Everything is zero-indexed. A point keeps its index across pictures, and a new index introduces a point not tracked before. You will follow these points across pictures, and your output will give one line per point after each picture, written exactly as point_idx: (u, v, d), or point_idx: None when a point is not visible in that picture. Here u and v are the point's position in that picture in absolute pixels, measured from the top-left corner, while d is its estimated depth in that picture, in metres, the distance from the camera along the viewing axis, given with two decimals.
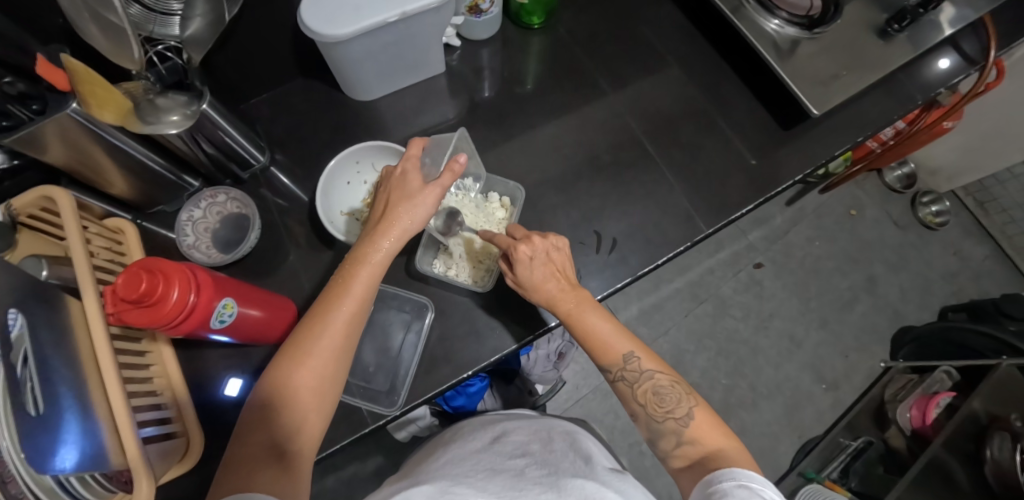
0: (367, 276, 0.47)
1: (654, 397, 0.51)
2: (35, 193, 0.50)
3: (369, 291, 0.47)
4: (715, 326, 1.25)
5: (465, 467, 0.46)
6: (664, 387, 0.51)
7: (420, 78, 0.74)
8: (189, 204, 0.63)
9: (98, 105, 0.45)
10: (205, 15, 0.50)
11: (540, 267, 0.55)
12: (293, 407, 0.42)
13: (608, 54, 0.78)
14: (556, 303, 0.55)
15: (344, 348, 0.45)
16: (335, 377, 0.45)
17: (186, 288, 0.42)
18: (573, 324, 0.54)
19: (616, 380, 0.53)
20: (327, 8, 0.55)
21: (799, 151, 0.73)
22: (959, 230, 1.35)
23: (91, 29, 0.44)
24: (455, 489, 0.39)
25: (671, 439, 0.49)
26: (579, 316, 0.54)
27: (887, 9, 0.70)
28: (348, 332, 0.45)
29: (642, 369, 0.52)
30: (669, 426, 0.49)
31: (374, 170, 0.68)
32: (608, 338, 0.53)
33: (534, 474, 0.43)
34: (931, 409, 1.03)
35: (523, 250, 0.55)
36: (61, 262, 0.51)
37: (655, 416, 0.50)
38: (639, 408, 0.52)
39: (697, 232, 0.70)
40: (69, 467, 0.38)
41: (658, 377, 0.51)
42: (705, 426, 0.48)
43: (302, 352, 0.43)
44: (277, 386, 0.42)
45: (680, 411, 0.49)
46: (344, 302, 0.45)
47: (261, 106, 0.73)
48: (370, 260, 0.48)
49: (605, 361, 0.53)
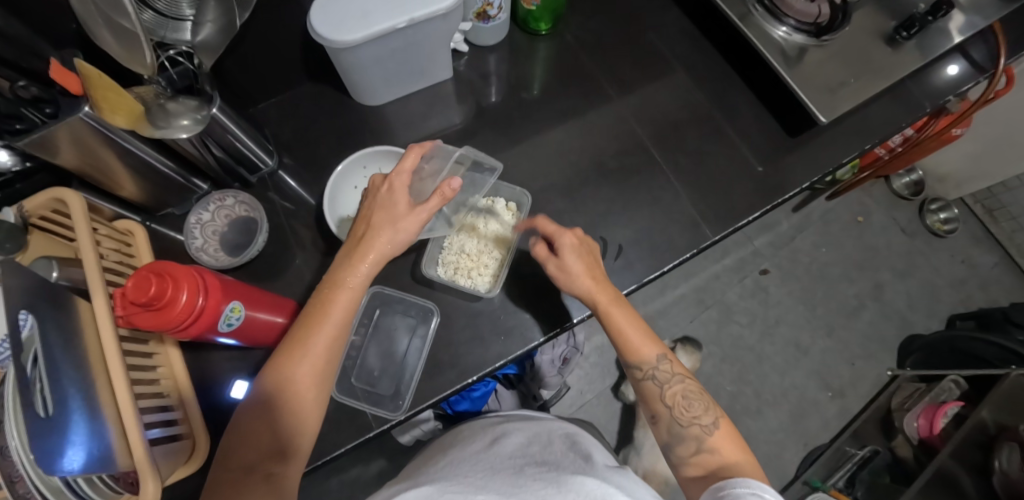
0: (347, 299, 0.47)
1: (683, 402, 0.51)
2: (46, 195, 0.50)
3: (350, 315, 0.47)
4: (721, 332, 1.24)
5: (466, 467, 0.46)
6: (692, 393, 0.51)
7: (428, 84, 0.75)
8: (197, 207, 0.63)
9: (111, 109, 0.46)
10: (216, 20, 0.50)
11: (582, 261, 0.55)
12: (276, 431, 0.43)
13: (615, 59, 0.78)
14: (593, 295, 0.54)
15: (327, 371, 0.45)
16: (318, 400, 0.45)
17: (195, 290, 0.43)
18: (609, 318, 0.54)
19: (645, 377, 0.53)
20: (336, 13, 0.56)
21: (807, 159, 0.73)
22: (967, 237, 1.34)
23: (103, 35, 0.45)
24: (453, 490, 0.39)
25: (691, 445, 0.48)
26: (611, 314, 0.54)
27: (895, 17, 0.70)
28: (328, 356, 0.45)
29: (673, 372, 0.52)
30: (692, 431, 0.49)
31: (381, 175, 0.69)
32: (641, 340, 0.54)
33: (532, 472, 0.43)
34: (940, 419, 1.03)
35: (567, 239, 0.56)
36: (72, 263, 0.52)
37: (680, 419, 0.50)
38: (662, 409, 0.52)
39: (703, 239, 0.69)
40: (76, 469, 0.39)
41: (688, 383, 0.52)
42: (726, 443, 0.48)
43: (283, 376, 0.43)
44: (260, 411, 0.43)
45: (706, 419, 0.49)
46: (323, 325, 0.46)
47: (269, 110, 0.73)
48: (348, 285, 0.48)
49: (634, 359, 0.53)
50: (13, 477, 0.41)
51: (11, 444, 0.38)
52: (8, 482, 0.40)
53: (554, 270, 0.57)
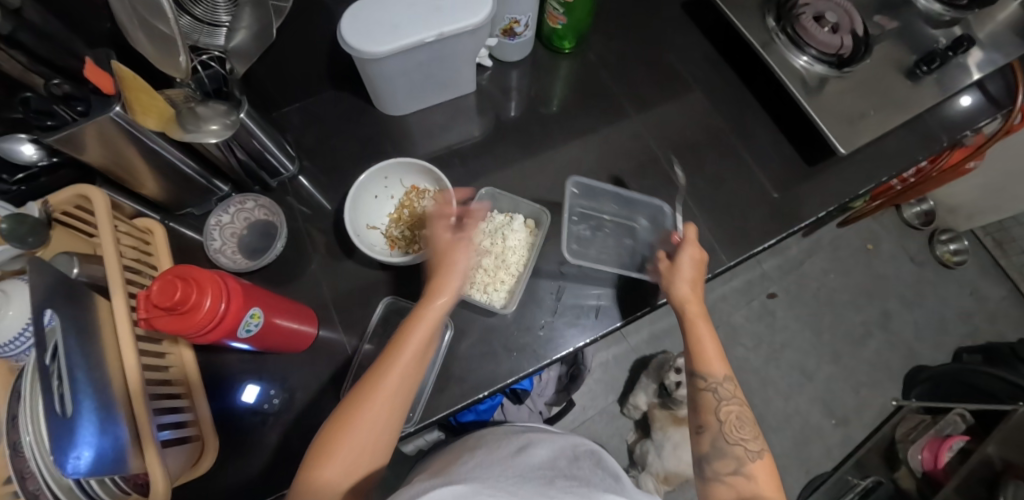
0: (424, 330, 0.48)
1: (736, 421, 0.51)
2: (71, 191, 0.51)
3: (426, 344, 0.48)
4: (725, 354, 1.23)
5: (497, 470, 0.43)
6: (746, 418, 0.52)
7: (450, 97, 0.75)
8: (218, 210, 0.64)
9: (142, 111, 0.47)
10: (250, 27, 0.52)
11: (694, 272, 0.58)
12: (348, 452, 0.43)
13: (636, 79, 0.79)
14: (685, 302, 0.57)
15: (405, 394, 0.47)
16: (390, 425, 0.46)
17: (218, 296, 0.43)
18: (693, 328, 0.56)
19: (706, 388, 0.53)
20: (364, 24, 0.56)
21: (824, 188, 0.73)
22: (976, 269, 1.34)
23: (139, 37, 0.45)
24: (487, 492, 0.37)
25: (730, 463, 0.49)
26: (697, 327, 0.56)
27: (915, 52, 0.71)
28: (405, 381, 0.46)
29: (733, 396, 0.53)
30: (736, 451, 0.49)
31: (401, 186, 0.70)
32: (714, 352, 0.54)
33: (563, 484, 0.42)
34: (944, 453, 1.03)
35: (690, 250, 0.59)
36: (91, 260, 0.52)
37: (727, 435, 0.50)
38: (713, 421, 0.52)
39: (719, 264, 0.69)
40: (77, 472, 0.37)
41: (741, 408, 0.52)
42: (765, 475, 0.48)
43: (364, 402, 0.44)
44: (337, 432, 0.44)
45: (753, 445, 0.50)
46: (403, 349, 0.47)
47: (292, 115, 0.74)
48: (427, 315, 0.49)
49: (702, 368, 0.54)
50: (24, 473, 0.40)
51: (25, 440, 0.38)
52: (18, 477, 0.40)
53: (663, 269, 0.60)
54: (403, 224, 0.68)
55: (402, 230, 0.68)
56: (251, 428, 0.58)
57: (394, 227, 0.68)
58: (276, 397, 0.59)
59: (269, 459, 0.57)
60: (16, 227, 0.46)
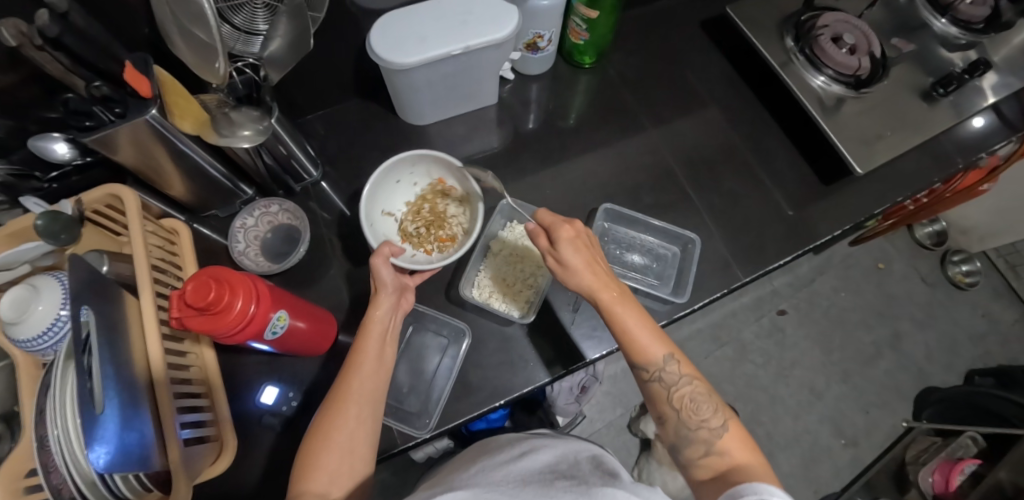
0: (375, 335, 0.49)
1: (691, 405, 0.46)
2: (102, 190, 0.52)
3: (383, 351, 0.49)
4: (734, 370, 1.23)
5: (496, 475, 0.43)
6: (700, 395, 0.47)
7: (471, 108, 0.77)
8: (243, 212, 0.66)
9: (179, 115, 0.50)
10: (286, 35, 0.54)
11: (584, 254, 0.49)
12: (330, 458, 0.44)
13: (654, 95, 0.80)
14: (595, 292, 0.48)
15: (375, 394, 0.47)
16: (369, 425, 0.46)
17: (248, 298, 0.44)
18: (614, 318, 0.48)
19: (652, 379, 0.47)
20: (395, 36, 0.58)
21: (839, 206, 0.73)
22: (988, 292, 1.34)
23: (180, 44, 0.47)
24: (487, 496, 0.38)
25: (698, 447, 0.45)
26: (619, 311, 0.48)
27: (932, 74, 0.72)
28: (371, 383, 0.47)
29: (680, 375, 0.47)
30: (700, 434, 0.45)
31: (427, 176, 0.70)
32: (646, 336, 0.48)
33: (562, 485, 0.40)
34: (955, 476, 1.01)
35: (566, 231, 0.50)
36: (119, 258, 0.54)
37: (688, 422, 0.46)
38: (670, 411, 0.47)
39: (734, 280, 0.69)
40: (100, 466, 0.37)
41: (695, 384, 0.47)
42: (736, 443, 0.44)
43: (331, 415, 0.45)
44: (316, 444, 0.44)
45: (715, 421, 0.45)
46: (362, 356, 0.48)
47: (316, 122, 0.75)
48: (371, 325, 0.50)
49: (639, 360, 0.48)
50: (49, 467, 0.40)
51: (53, 433, 0.39)
52: (43, 471, 0.40)
53: (552, 262, 0.51)
54: (420, 220, 0.69)
55: (417, 224, 0.69)
56: (269, 430, 0.59)
57: (410, 219, 0.69)
58: (294, 399, 0.60)
59: (288, 461, 0.58)
60: (51, 223, 0.48)
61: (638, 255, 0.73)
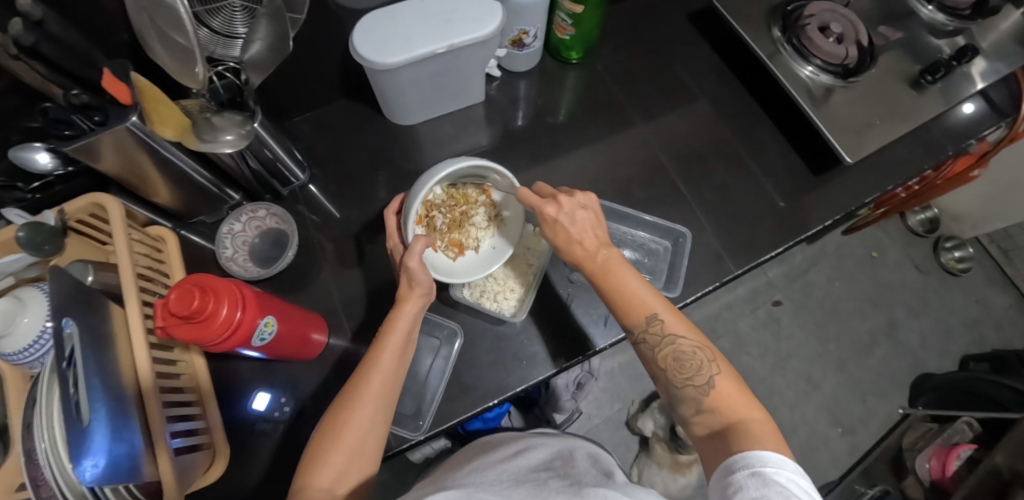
0: (397, 335, 0.47)
1: (676, 363, 0.45)
2: (86, 199, 0.52)
3: (405, 353, 0.48)
4: (731, 363, 1.23)
5: (489, 475, 0.43)
6: (687, 353, 0.45)
7: (459, 106, 0.76)
8: (230, 218, 0.65)
9: (160, 121, 0.48)
10: (265, 38, 0.53)
11: (580, 223, 0.50)
12: (338, 454, 0.42)
13: (643, 89, 0.79)
14: (583, 262, 0.50)
15: (389, 396, 0.46)
16: (379, 423, 0.45)
17: (234, 304, 0.43)
18: (609, 283, 0.49)
19: (637, 342, 0.47)
20: (380, 35, 0.57)
21: (830, 196, 0.73)
22: (982, 278, 1.34)
23: (159, 50, 0.46)
24: (479, 496, 0.37)
25: (691, 406, 0.44)
26: (609, 276, 0.49)
27: (920, 61, 0.72)
28: (388, 384, 0.46)
29: (665, 333, 0.46)
30: (688, 392, 0.44)
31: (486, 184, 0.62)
32: (637, 299, 0.47)
33: (555, 485, 0.40)
34: (952, 461, 0.99)
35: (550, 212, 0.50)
36: (105, 267, 0.54)
37: (675, 381, 0.45)
38: (659, 373, 0.47)
39: (726, 272, 0.69)
40: (87, 479, 0.36)
41: (683, 343, 0.46)
42: (729, 393, 0.43)
43: (346, 413, 0.43)
44: (328, 441, 0.43)
45: (700, 379, 0.44)
46: (380, 356, 0.46)
47: (304, 124, 0.75)
48: (398, 325, 0.48)
49: (626, 321, 0.48)
50: (38, 481, 0.39)
51: (40, 446, 0.38)
52: (31, 485, 0.39)
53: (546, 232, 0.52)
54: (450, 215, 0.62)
55: (445, 218, 0.62)
56: (263, 436, 0.58)
57: (440, 209, 0.61)
58: (286, 405, 0.60)
59: (281, 467, 0.58)
60: (33, 234, 0.47)
61: (629, 250, 0.70)
